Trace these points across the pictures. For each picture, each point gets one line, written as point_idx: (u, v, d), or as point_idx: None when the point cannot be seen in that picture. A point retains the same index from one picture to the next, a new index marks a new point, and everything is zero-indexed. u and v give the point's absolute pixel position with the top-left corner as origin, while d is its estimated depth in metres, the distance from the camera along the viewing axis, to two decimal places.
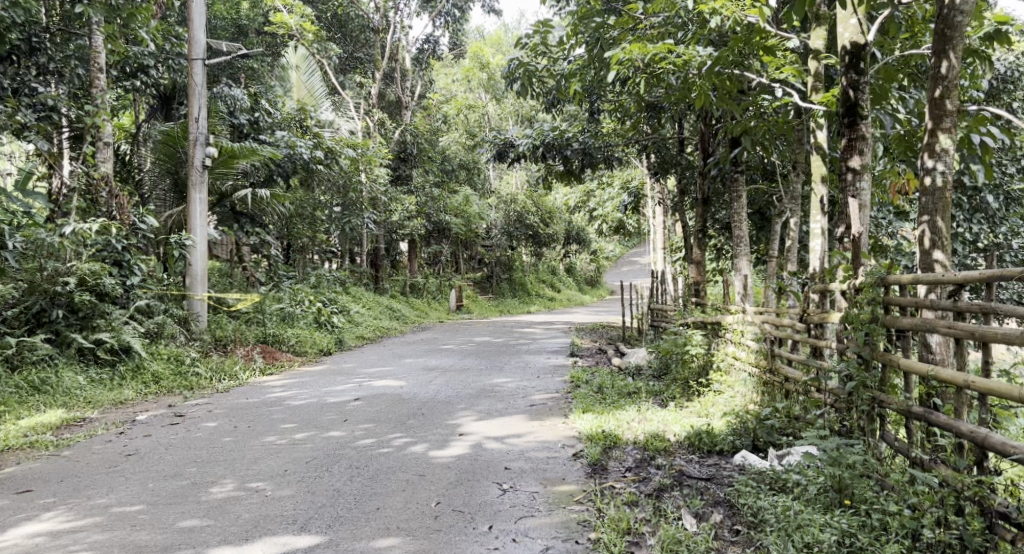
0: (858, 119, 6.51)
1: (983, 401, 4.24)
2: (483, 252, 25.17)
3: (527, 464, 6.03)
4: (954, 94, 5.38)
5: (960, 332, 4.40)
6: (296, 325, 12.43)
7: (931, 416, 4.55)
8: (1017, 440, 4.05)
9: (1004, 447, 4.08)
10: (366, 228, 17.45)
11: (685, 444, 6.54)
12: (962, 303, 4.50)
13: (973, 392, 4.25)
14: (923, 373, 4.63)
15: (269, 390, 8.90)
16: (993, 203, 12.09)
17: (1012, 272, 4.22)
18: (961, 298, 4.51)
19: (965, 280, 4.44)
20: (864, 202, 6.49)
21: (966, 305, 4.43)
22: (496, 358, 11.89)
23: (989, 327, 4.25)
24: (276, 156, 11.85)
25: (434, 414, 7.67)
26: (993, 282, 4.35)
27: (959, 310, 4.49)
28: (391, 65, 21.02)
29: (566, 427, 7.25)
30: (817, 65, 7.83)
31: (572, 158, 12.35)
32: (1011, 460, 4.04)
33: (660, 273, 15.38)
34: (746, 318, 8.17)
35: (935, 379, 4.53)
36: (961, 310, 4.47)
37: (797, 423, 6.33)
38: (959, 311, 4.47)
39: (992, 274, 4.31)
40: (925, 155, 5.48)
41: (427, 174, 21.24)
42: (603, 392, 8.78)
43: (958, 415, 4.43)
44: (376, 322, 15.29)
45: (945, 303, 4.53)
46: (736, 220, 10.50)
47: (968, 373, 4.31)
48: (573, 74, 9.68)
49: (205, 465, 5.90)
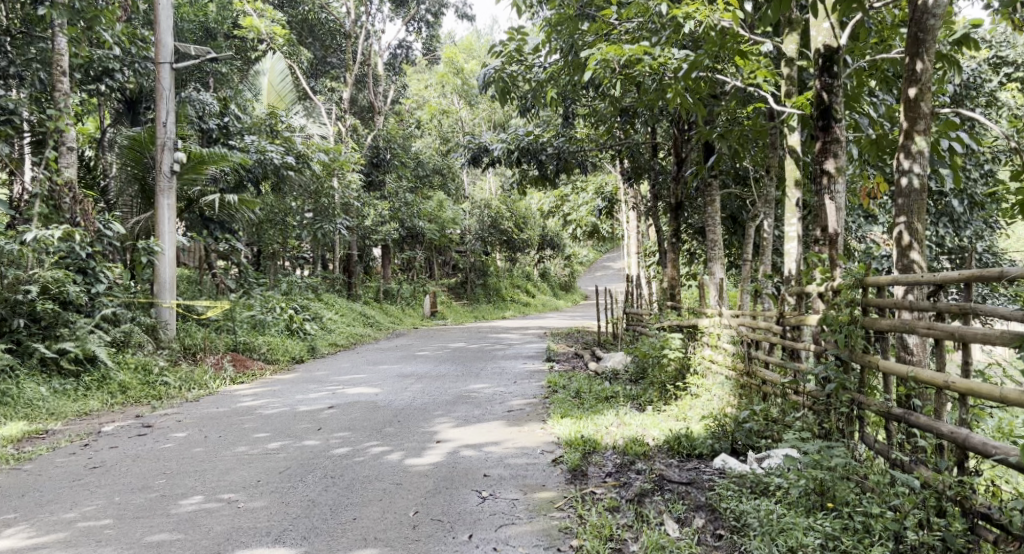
0: (832, 122, 6.52)
1: (964, 401, 4.23)
2: (458, 258, 25.04)
3: (506, 471, 5.95)
4: (928, 96, 5.40)
5: (940, 333, 4.38)
6: (267, 332, 12.25)
7: (910, 417, 4.54)
8: (999, 441, 4.04)
9: (986, 449, 4.07)
10: (339, 234, 17.27)
11: (664, 448, 6.50)
12: (941, 303, 4.50)
13: (954, 393, 4.23)
14: (902, 375, 4.62)
15: (240, 399, 8.72)
16: (961, 206, 12.25)
17: (991, 273, 4.22)
18: (941, 299, 4.50)
19: (944, 281, 4.43)
20: (840, 205, 6.50)
21: (946, 306, 4.42)
22: (472, 364, 11.79)
23: (969, 328, 4.24)
24: (246, 162, 11.68)
25: (410, 422, 7.56)
26: (973, 282, 4.34)
27: (938, 311, 4.48)
28: (364, 70, 20.87)
29: (544, 433, 7.17)
30: (790, 70, 7.86)
31: (546, 162, 12.31)
32: (993, 461, 4.03)
33: (635, 277, 15.39)
34: (722, 321, 8.16)
35: (916, 380, 4.51)
36: (941, 310, 4.46)
37: (775, 425, 6.32)
38: (939, 312, 4.47)
39: (972, 274, 4.30)
40: (900, 157, 5.50)
41: (400, 180, 21.10)
42: (581, 397, 8.72)
43: (939, 416, 4.41)
44: (350, 329, 15.12)
45: (924, 304, 4.51)
46: (710, 224, 10.51)
47: (949, 374, 4.29)
48: (547, 78, 9.64)
49: (175, 477, 5.74)
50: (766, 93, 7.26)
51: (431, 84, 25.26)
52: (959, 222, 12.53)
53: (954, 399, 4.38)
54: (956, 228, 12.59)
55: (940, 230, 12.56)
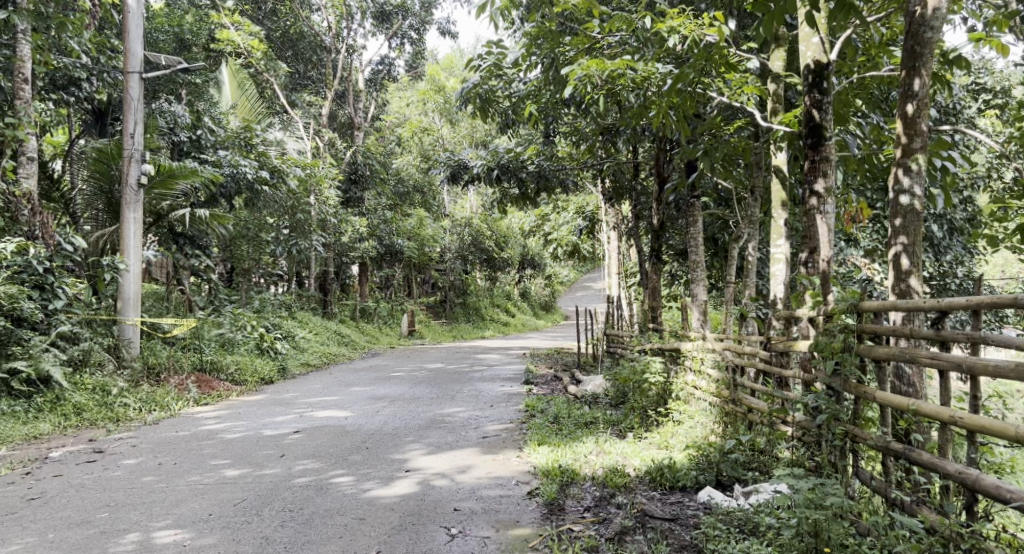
0: (822, 141, 6.28)
1: (972, 440, 3.95)
2: (437, 277, 24.68)
3: (478, 504, 5.60)
4: (926, 113, 5.17)
5: (945, 365, 4.10)
6: (235, 351, 11.86)
7: (911, 453, 4.24)
8: (1013, 484, 3.76)
9: (999, 491, 3.78)
10: (315, 251, 16.89)
11: (645, 479, 6.19)
12: (945, 331, 4.22)
13: (962, 430, 3.95)
14: (902, 407, 4.34)
15: (202, 422, 8.32)
16: (943, 232, 12.08)
17: (1001, 299, 3.96)
18: (945, 327, 4.23)
19: (949, 306, 4.16)
20: (831, 227, 6.23)
21: (950, 334, 4.15)
22: (448, 386, 11.43)
23: (978, 358, 3.97)
24: (219, 176, 11.31)
25: (380, 449, 7.20)
26: (981, 309, 4.08)
27: (943, 339, 4.20)
28: (344, 85, 20.56)
29: (520, 462, 6.83)
30: (777, 87, 7.62)
31: (527, 180, 12.02)
32: (1008, 506, 3.74)
33: (616, 298, 15.14)
34: (706, 345, 7.87)
35: (918, 414, 4.22)
36: (945, 339, 4.19)
37: (762, 456, 6.02)
38: (944, 340, 4.19)
39: (981, 301, 4.03)
40: (897, 176, 5.27)
41: (380, 197, 20.74)
42: (560, 422, 8.40)
43: (943, 454, 4.13)
44: (323, 348, 14.72)
45: (928, 332, 4.23)
46: (692, 245, 10.25)
47: (955, 409, 4.01)
48: (528, 94, 9.39)
49: (119, 510, 5.35)
50: (752, 110, 7.02)
51: (413, 102, 24.98)
52: (942, 247, 12.36)
53: (959, 436, 4.10)
54: (939, 253, 12.42)
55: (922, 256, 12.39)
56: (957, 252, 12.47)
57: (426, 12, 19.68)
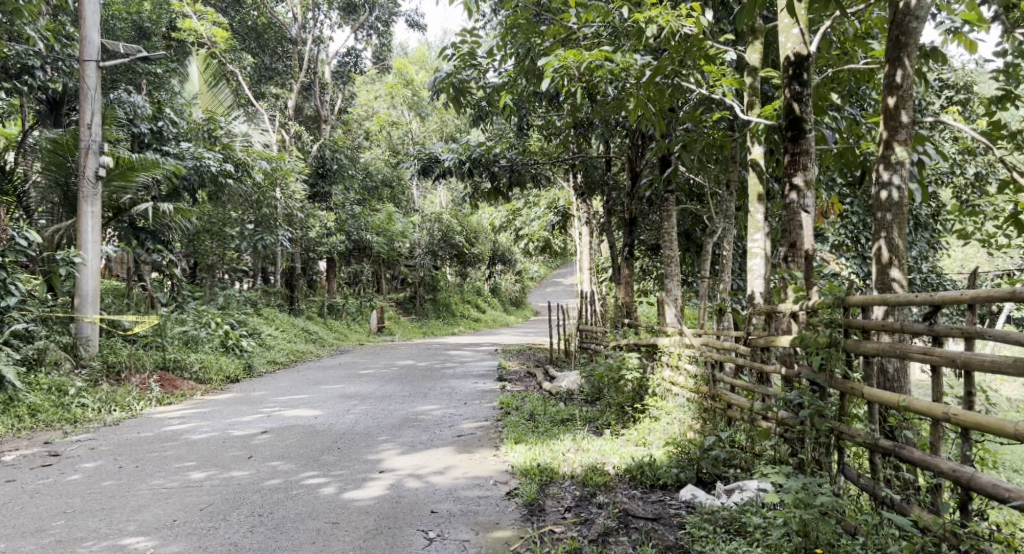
0: (802, 133, 6.16)
1: (966, 437, 3.87)
2: (406, 272, 24.39)
3: (456, 506, 5.42)
4: (910, 104, 5.07)
5: (938, 359, 4.02)
6: (199, 349, 11.54)
7: (902, 451, 4.16)
8: (1010, 482, 3.70)
9: (996, 490, 3.72)
10: (281, 246, 16.56)
11: (625, 477, 6.07)
12: (938, 326, 4.14)
13: (957, 427, 3.87)
14: (892, 404, 4.25)
15: (166, 423, 8.04)
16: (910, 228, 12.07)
17: (998, 294, 3.88)
18: (936, 322, 4.15)
19: (943, 301, 4.08)
20: (813, 221, 6.12)
21: (943, 329, 4.08)
22: (420, 383, 11.21)
23: (973, 354, 3.89)
24: (182, 169, 10.98)
25: (352, 449, 7.00)
26: (976, 304, 4.01)
27: (935, 334, 4.12)
28: (310, 78, 20.20)
29: (496, 461, 6.66)
30: (754, 80, 7.37)
31: (498, 174, 11.84)
32: (1007, 505, 3.68)
33: (588, 293, 15.04)
34: (683, 340, 7.76)
35: (909, 411, 4.13)
36: (938, 334, 4.11)
37: (743, 453, 5.92)
38: (936, 335, 4.11)
39: (977, 295, 3.96)
40: (879, 169, 5.17)
41: (348, 191, 20.41)
42: (535, 420, 8.25)
43: (935, 451, 4.05)
44: (290, 345, 14.41)
45: (920, 326, 4.15)
46: (666, 239, 10.15)
47: (949, 405, 3.93)
48: (501, 85, 9.21)
49: (76, 517, 5.09)
50: (729, 102, 6.90)
51: (381, 95, 24.66)
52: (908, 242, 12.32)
53: (952, 433, 4.02)
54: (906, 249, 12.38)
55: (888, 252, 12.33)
56: (923, 248, 12.46)
57: (393, 3, 19.38)
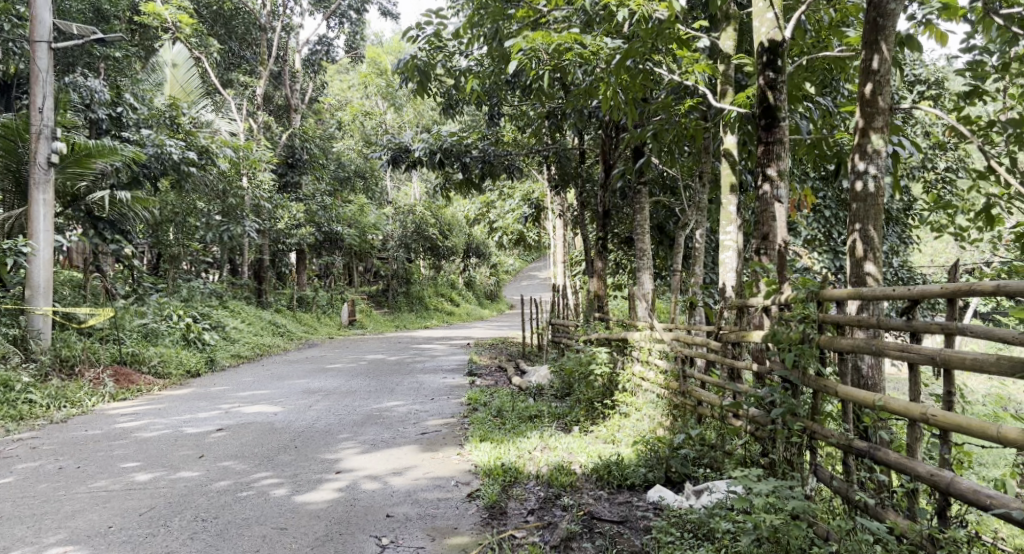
0: (776, 122, 5.96)
1: (945, 439, 3.70)
2: (379, 265, 24.03)
3: (413, 510, 5.21)
4: (887, 90, 4.87)
5: (916, 357, 3.84)
6: (159, 343, 11.23)
7: (877, 453, 3.98)
8: (991, 488, 3.54)
9: (975, 496, 3.56)
10: (247, 237, 16.18)
11: (592, 477, 5.87)
12: (916, 321, 3.96)
13: (935, 429, 3.70)
14: (866, 402, 4.07)
15: (116, 420, 7.78)
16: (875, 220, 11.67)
17: (980, 287, 3.71)
18: (914, 317, 3.98)
19: (923, 295, 3.89)
20: (787, 213, 5.91)
21: (921, 325, 3.90)
22: (387, 378, 10.94)
23: (953, 351, 3.71)
24: (141, 156, 10.59)
25: (310, 448, 6.77)
26: (956, 298, 3.83)
27: (913, 330, 3.94)
28: (280, 66, 19.79)
29: (460, 461, 6.44)
30: (727, 67, 7.14)
31: (470, 165, 11.58)
32: (986, 512, 3.52)
33: (561, 287, 14.82)
34: (653, 335, 7.57)
35: (885, 411, 3.96)
36: (916, 330, 3.93)
37: (713, 452, 5.75)
38: (914, 331, 3.94)
39: (957, 290, 3.79)
40: (855, 157, 4.97)
41: (319, 182, 20.05)
42: (503, 416, 8.02)
43: (911, 453, 3.87)
44: (256, 339, 14.06)
45: (897, 322, 3.97)
46: (639, 232, 9.95)
47: (927, 406, 3.75)
48: (469, 72, 8.96)
49: (5, 523, 4.86)
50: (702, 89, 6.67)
51: (354, 85, 24.27)
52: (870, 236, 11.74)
53: (928, 435, 3.86)
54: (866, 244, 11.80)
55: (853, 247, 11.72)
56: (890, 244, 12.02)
57: None
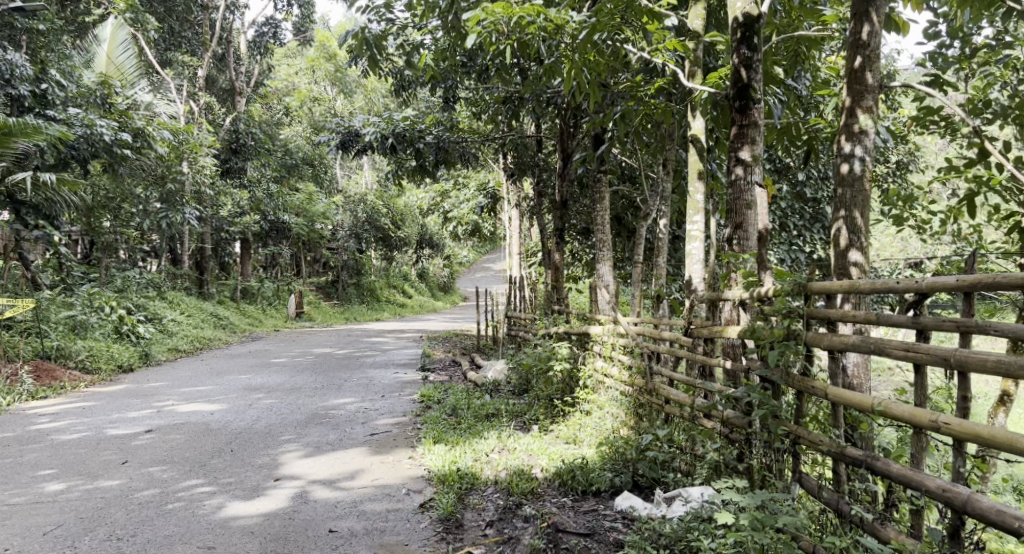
0: (750, 103, 5.57)
1: (959, 450, 3.38)
2: (329, 256, 23.29)
3: (359, 524, 4.86)
4: (876, 66, 4.51)
5: (925, 357, 3.55)
6: (88, 336, 10.57)
7: (879, 464, 3.66)
8: (1015, 508, 3.21)
9: (995, 514, 3.24)
10: (188, 224, 15.43)
11: (554, 483, 5.48)
12: (925, 318, 3.65)
13: (948, 438, 3.38)
14: (865, 407, 3.73)
15: (34, 421, 7.29)
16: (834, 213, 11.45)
17: (1002, 280, 3.43)
18: (921, 314, 3.70)
19: (934, 288, 3.60)
20: (762, 199, 5.51)
21: (931, 323, 3.62)
22: (334, 373, 10.38)
23: (970, 351, 3.41)
24: (68, 137, 9.89)
25: (246, 452, 6.26)
26: (971, 294, 3.56)
27: (921, 328, 3.64)
28: (225, 48, 19.00)
29: (411, 465, 5.97)
30: (696, 47, 6.71)
31: (424, 152, 11.01)
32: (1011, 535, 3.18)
33: (517, 278, 14.37)
34: (617, 329, 7.17)
35: (886, 416, 3.63)
36: (925, 326, 3.62)
37: (685, 455, 5.38)
38: (923, 328, 3.66)
39: (974, 284, 3.52)
40: (841, 139, 4.60)
41: (264, 169, 19.27)
42: (458, 414, 7.55)
43: (917, 465, 3.57)
44: (195, 331, 13.35)
45: (904, 318, 3.68)
46: (599, 222, 9.54)
47: (938, 412, 3.44)
48: (417, 51, 8.48)
49: None
50: (674, 67, 6.22)
51: (302, 69, 23.45)
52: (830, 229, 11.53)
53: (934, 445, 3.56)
54: (826, 236, 11.60)
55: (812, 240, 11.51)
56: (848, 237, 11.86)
57: None
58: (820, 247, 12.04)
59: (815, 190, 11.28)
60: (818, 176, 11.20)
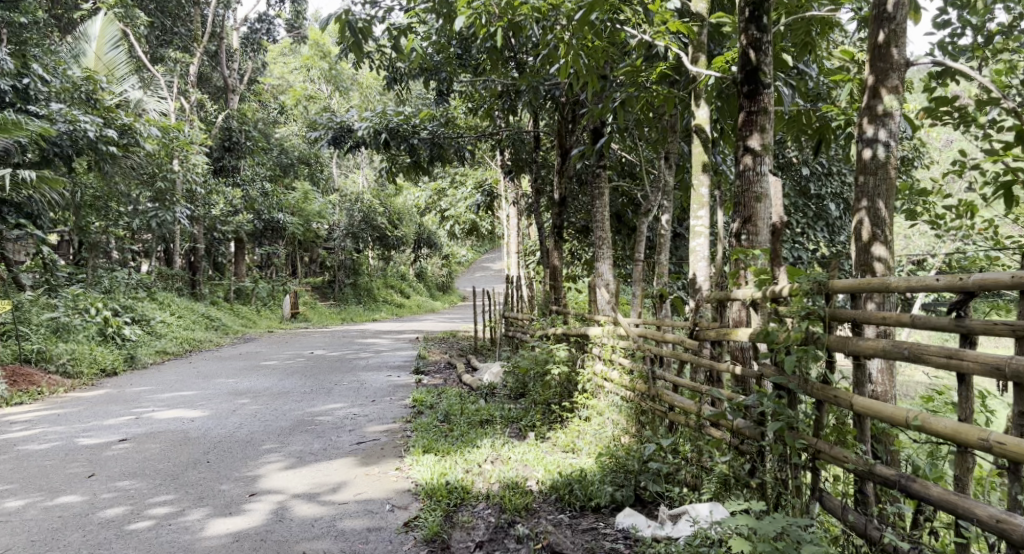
0: (760, 88, 5.18)
1: (1014, 472, 3.16)
2: (325, 255, 22.88)
3: (336, 546, 4.60)
4: (903, 40, 4.13)
5: (972, 366, 3.24)
6: (71, 338, 10.18)
7: (922, 488, 3.41)
8: None
9: None
10: (179, 224, 15.03)
11: (550, 498, 5.10)
12: (971, 319, 3.31)
13: (1000, 459, 3.15)
14: (902, 421, 3.45)
15: (7, 429, 6.93)
16: (839, 210, 11.05)
17: None
18: (966, 315, 3.34)
19: (984, 286, 3.25)
20: (771, 191, 5.13)
21: (980, 326, 3.27)
22: (325, 377, 9.98)
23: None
24: (48, 133, 9.48)
25: (224, 463, 5.88)
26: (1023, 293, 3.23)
27: (966, 332, 3.31)
28: (216, 45, 18.61)
29: (397, 478, 5.58)
30: (701, 32, 6.31)
31: (418, 148, 10.57)
32: None
33: (516, 277, 13.98)
34: (616, 331, 6.75)
35: (924, 432, 3.38)
36: (972, 329, 3.29)
37: (690, 466, 4.99)
38: (969, 331, 3.31)
39: None
40: (863, 122, 4.23)
41: (258, 167, 18.86)
42: (451, 421, 7.17)
43: (964, 488, 3.34)
44: (185, 333, 12.96)
45: (947, 321, 3.32)
46: (599, 218, 9.14)
47: (989, 430, 3.21)
48: (408, 39, 8.06)
49: None
50: (677, 51, 5.82)
51: (297, 67, 23.03)
52: (834, 226, 11.13)
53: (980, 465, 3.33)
54: (832, 233, 11.20)
55: (816, 238, 11.11)
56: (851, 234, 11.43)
57: None
58: (825, 245, 11.65)
59: (820, 186, 10.87)
60: (824, 172, 10.79)
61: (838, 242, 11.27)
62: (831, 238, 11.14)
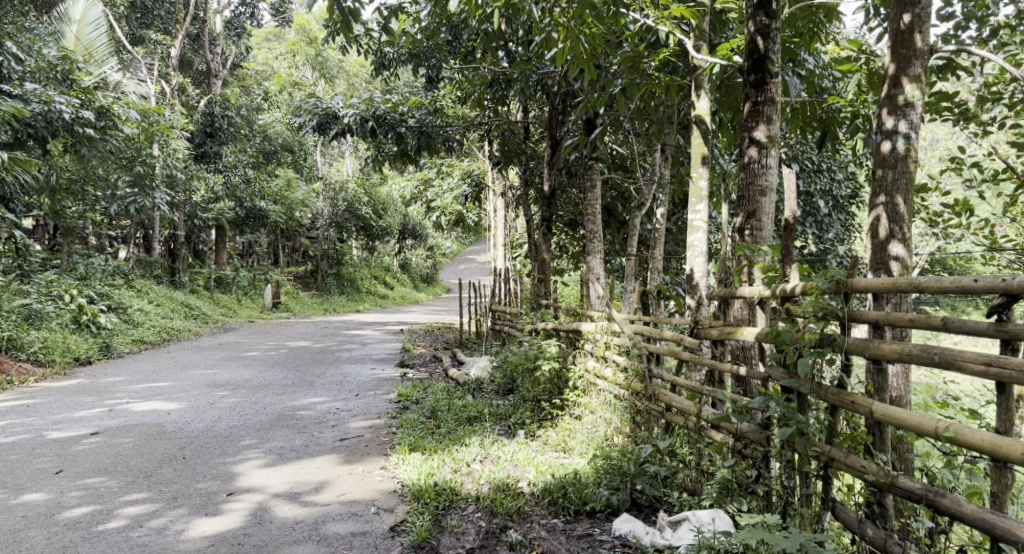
0: (767, 77, 4.95)
1: None
2: (308, 244, 22.50)
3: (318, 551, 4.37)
4: (927, 26, 4.04)
5: (1014, 375, 3.14)
6: (43, 326, 9.84)
7: (953, 504, 3.29)
8: None
9: None
10: (158, 210, 14.64)
11: (543, 501, 4.88)
12: (1012, 323, 3.18)
13: None
14: (933, 431, 3.32)
15: None
16: (828, 208, 10.90)
17: None
18: (1007, 319, 3.23)
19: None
20: (776, 185, 4.93)
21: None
22: (307, 369, 9.70)
23: None
24: (21, 113, 9.11)
25: (200, 459, 5.61)
26: None
27: (1007, 337, 3.18)
28: (198, 28, 18.19)
29: (382, 477, 5.34)
30: (704, 18, 6.08)
31: (406, 136, 10.28)
32: None
33: (503, 271, 13.73)
34: (610, 327, 6.50)
35: (957, 444, 3.26)
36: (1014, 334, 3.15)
37: (689, 470, 4.79)
38: (1010, 337, 3.19)
39: None
40: (883, 112, 4.13)
41: (241, 154, 18.46)
42: (438, 417, 6.93)
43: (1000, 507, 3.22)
44: (163, 322, 12.61)
45: (988, 325, 3.21)
46: (590, 211, 8.92)
47: None
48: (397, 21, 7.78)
49: None
50: (681, 37, 5.59)
51: (282, 52, 22.61)
52: (823, 223, 10.99)
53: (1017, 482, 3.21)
54: (820, 231, 11.06)
55: (805, 235, 10.96)
56: (840, 232, 11.29)
57: None
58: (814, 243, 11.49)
59: (809, 182, 10.71)
60: (814, 168, 10.63)
61: (827, 240, 11.12)
62: (820, 235, 10.98)
